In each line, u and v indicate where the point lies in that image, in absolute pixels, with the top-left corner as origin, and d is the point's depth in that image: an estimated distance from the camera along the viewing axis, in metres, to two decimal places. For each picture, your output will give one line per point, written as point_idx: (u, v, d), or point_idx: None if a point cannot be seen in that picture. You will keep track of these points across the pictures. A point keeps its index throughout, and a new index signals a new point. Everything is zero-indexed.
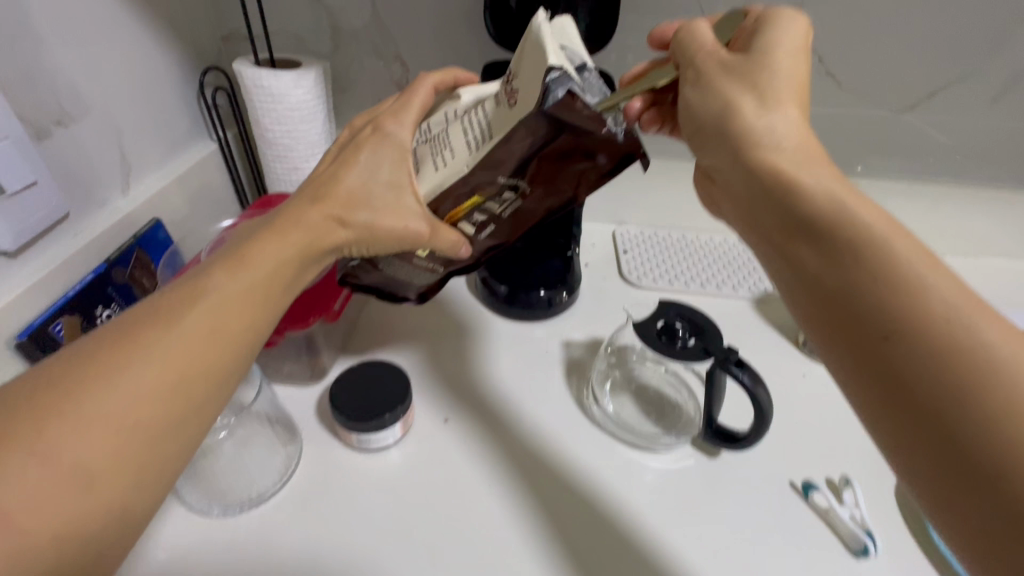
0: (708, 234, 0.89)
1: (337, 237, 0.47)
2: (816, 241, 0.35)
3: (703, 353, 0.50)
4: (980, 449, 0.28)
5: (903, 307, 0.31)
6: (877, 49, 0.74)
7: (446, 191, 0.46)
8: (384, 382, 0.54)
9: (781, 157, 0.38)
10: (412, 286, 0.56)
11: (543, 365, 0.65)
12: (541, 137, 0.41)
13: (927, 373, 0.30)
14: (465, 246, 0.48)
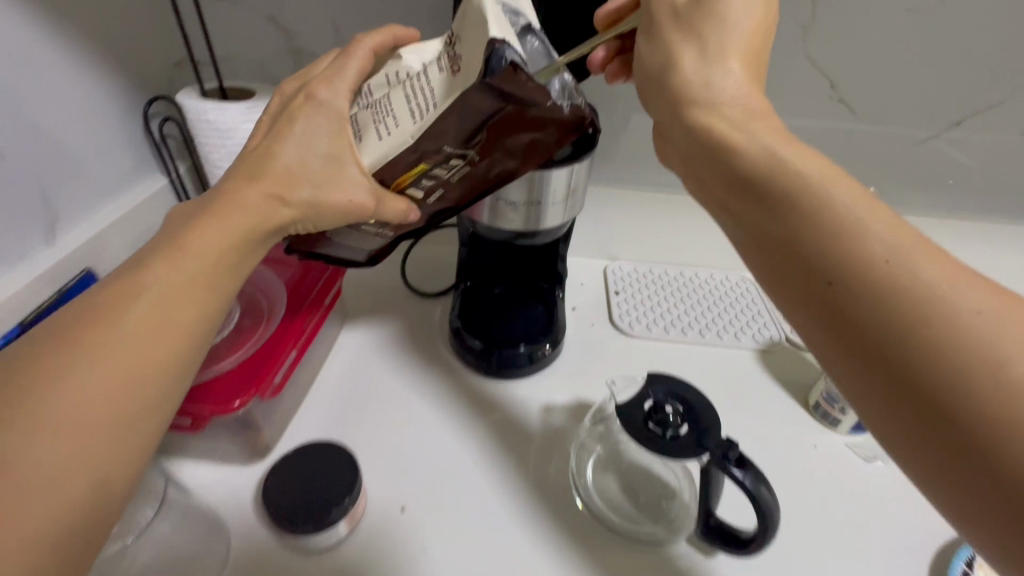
0: (708, 271, 0.81)
1: (285, 216, 0.42)
2: (761, 191, 0.32)
3: (697, 447, 0.43)
4: (955, 407, 0.25)
5: (844, 253, 0.28)
6: (897, 73, 0.66)
7: (387, 159, 0.40)
8: (330, 471, 0.47)
9: (719, 112, 0.37)
10: (360, 250, 0.51)
11: (519, 437, 0.57)
12: (488, 106, 0.35)
13: (882, 326, 0.27)
14: (414, 212, 0.44)
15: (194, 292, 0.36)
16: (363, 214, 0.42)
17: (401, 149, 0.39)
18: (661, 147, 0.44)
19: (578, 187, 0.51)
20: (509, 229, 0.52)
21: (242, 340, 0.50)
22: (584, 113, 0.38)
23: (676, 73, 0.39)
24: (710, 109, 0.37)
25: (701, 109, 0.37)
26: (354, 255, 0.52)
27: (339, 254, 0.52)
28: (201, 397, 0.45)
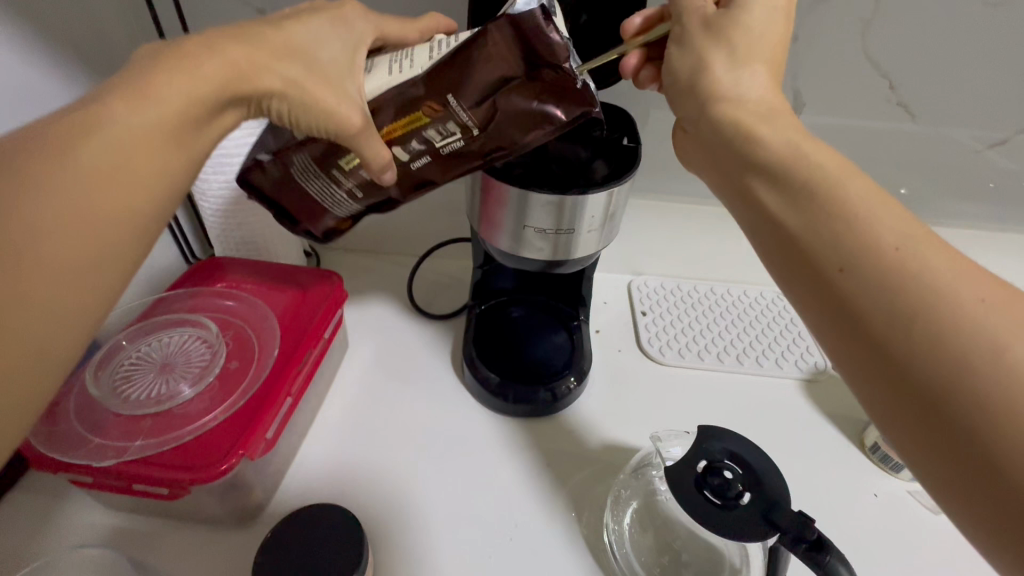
0: (742, 287, 0.74)
1: (265, 83, 0.33)
2: (777, 183, 0.30)
3: (765, 522, 0.36)
4: (955, 403, 0.23)
5: (858, 242, 0.27)
6: (967, 73, 0.59)
7: (382, 99, 0.35)
8: (333, 539, 0.41)
9: (743, 109, 0.33)
10: (319, 215, 0.40)
11: (546, 489, 0.51)
12: (509, 55, 0.34)
13: (885, 317, 0.25)
14: (392, 169, 0.36)
15: (159, 146, 0.29)
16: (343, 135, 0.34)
17: (399, 85, 0.35)
18: (680, 147, 0.38)
19: (617, 210, 0.45)
20: (537, 258, 0.46)
21: (231, 386, 0.44)
22: (593, 102, 0.35)
23: (699, 67, 0.35)
24: (743, 110, 0.33)
25: (724, 107, 0.34)
26: (305, 228, 0.41)
27: (290, 221, 0.41)
28: (183, 461, 0.39)
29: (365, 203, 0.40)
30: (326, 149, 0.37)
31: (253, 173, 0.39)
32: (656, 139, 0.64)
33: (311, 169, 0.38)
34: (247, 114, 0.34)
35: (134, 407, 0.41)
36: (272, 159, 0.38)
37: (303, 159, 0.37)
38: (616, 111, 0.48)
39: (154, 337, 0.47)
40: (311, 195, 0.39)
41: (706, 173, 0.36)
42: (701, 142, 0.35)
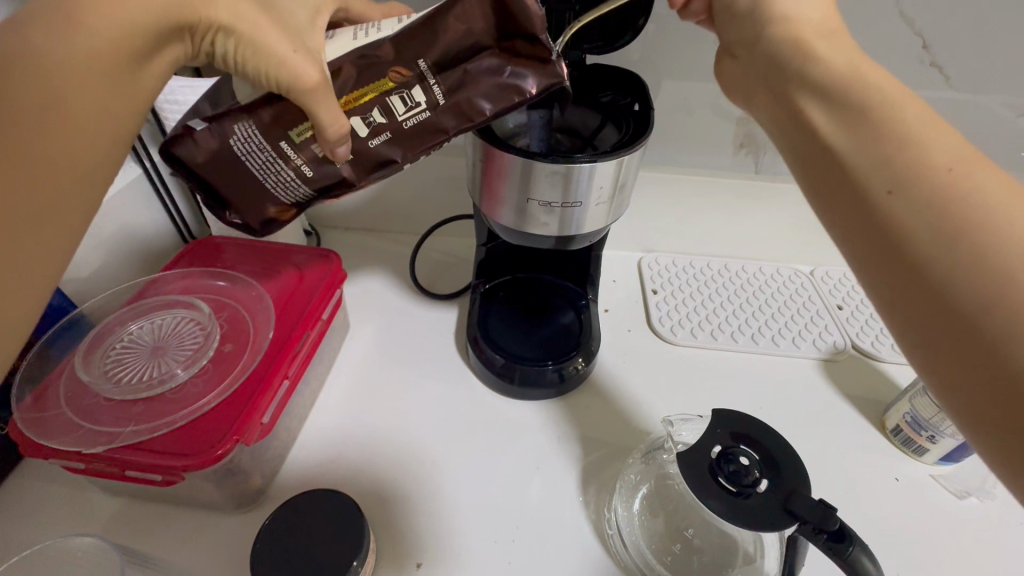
0: (757, 264, 0.72)
1: (212, 16, 0.31)
2: (831, 102, 0.29)
3: (785, 512, 0.34)
4: (957, 304, 0.23)
5: (908, 159, 0.25)
6: (1007, 32, 0.54)
7: (346, 63, 0.34)
8: (331, 521, 0.40)
9: (805, 26, 0.32)
10: (261, 199, 0.38)
11: (551, 471, 0.50)
12: (482, 23, 0.33)
13: (925, 230, 0.24)
14: (346, 144, 0.35)
15: (106, 70, 0.27)
16: (288, 84, 0.32)
17: (367, 47, 0.34)
18: (724, 72, 0.37)
19: (627, 181, 0.42)
20: (544, 235, 0.44)
21: (225, 369, 0.42)
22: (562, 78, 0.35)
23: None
24: (807, 28, 0.32)
25: (785, 23, 0.32)
26: (246, 213, 0.39)
27: (229, 204, 0.38)
28: (176, 447, 0.38)
29: (312, 186, 0.38)
30: (281, 119, 0.35)
31: (181, 146, 0.35)
32: (667, 110, 0.61)
33: (255, 143, 0.35)
34: (187, 53, 0.32)
35: (126, 391, 0.40)
36: (208, 130, 0.35)
37: (249, 129, 0.35)
38: (626, 74, 0.44)
39: (145, 318, 0.46)
40: (254, 173, 0.37)
41: (761, 107, 0.34)
42: (759, 60, 0.33)
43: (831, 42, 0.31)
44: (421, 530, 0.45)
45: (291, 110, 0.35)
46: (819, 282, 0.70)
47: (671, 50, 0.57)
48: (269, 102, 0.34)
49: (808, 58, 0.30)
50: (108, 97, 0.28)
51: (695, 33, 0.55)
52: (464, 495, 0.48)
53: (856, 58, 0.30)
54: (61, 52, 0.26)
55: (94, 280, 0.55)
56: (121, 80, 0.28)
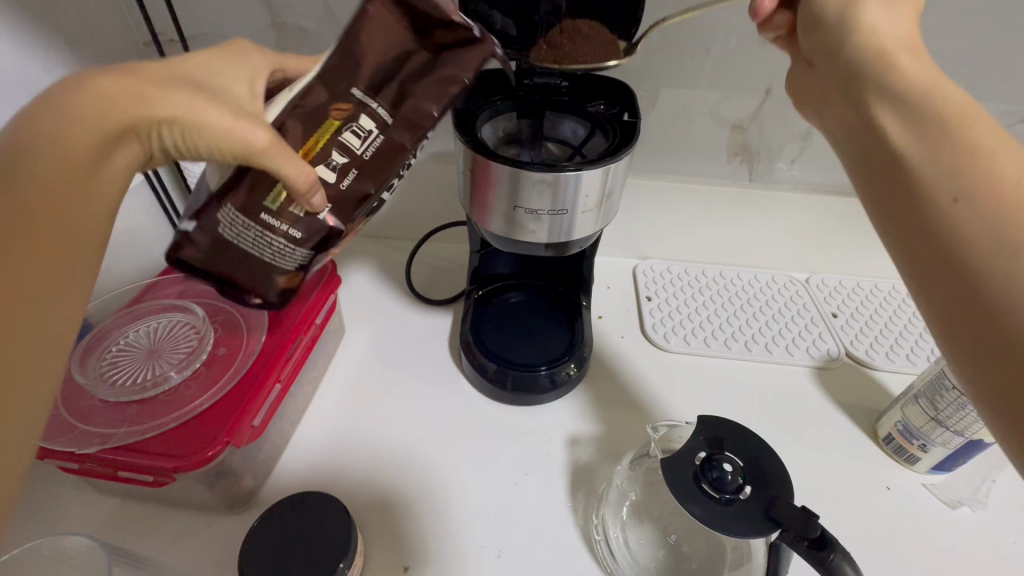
0: (752, 271, 0.72)
1: (154, 113, 0.30)
2: (905, 109, 0.29)
3: (766, 518, 0.34)
4: (999, 302, 0.24)
5: (981, 172, 0.26)
6: None
7: (288, 118, 0.34)
8: (320, 524, 0.41)
9: (886, 34, 0.32)
10: (265, 278, 0.36)
11: (542, 475, 0.50)
12: (397, 33, 0.35)
13: (990, 242, 0.24)
14: (320, 189, 0.34)
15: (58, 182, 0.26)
16: (251, 155, 0.32)
17: (300, 98, 0.34)
18: (801, 80, 0.38)
19: (614, 190, 0.43)
20: (534, 241, 0.44)
21: (218, 372, 0.43)
22: (490, 49, 0.37)
23: (847, 12, 0.33)
24: (885, 39, 0.32)
25: (863, 38, 0.32)
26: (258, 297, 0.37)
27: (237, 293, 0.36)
28: (169, 448, 0.38)
29: (310, 245, 0.36)
30: (252, 192, 0.34)
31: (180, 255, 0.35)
32: (663, 117, 0.62)
33: (239, 222, 0.35)
34: (141, 150, 0.31)
35: (121, 393, 0.41)
36: (198, 227, 0.35)
37: (232, 213, 0.35)
38: (617, 83, 0.45)
39: (141, 325, 0.47)
40: (251, 255, 0.35)
41: (830, 111, 0.34)
42: (834, 73, 0.34)
43: (916, 56, 0.31)
44: (411, 533, 0.46)
45: (257, 177, 0.34)
46: (814, 290, 0.70)
47: (664, 61, 0.58)
48: (238, 180, 0.34)
49: (890, 67, 0.31)
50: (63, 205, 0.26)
51: (687, 44, 0.56)
52: (457, 498, 0.48)
53: (937, 70, 0.30)
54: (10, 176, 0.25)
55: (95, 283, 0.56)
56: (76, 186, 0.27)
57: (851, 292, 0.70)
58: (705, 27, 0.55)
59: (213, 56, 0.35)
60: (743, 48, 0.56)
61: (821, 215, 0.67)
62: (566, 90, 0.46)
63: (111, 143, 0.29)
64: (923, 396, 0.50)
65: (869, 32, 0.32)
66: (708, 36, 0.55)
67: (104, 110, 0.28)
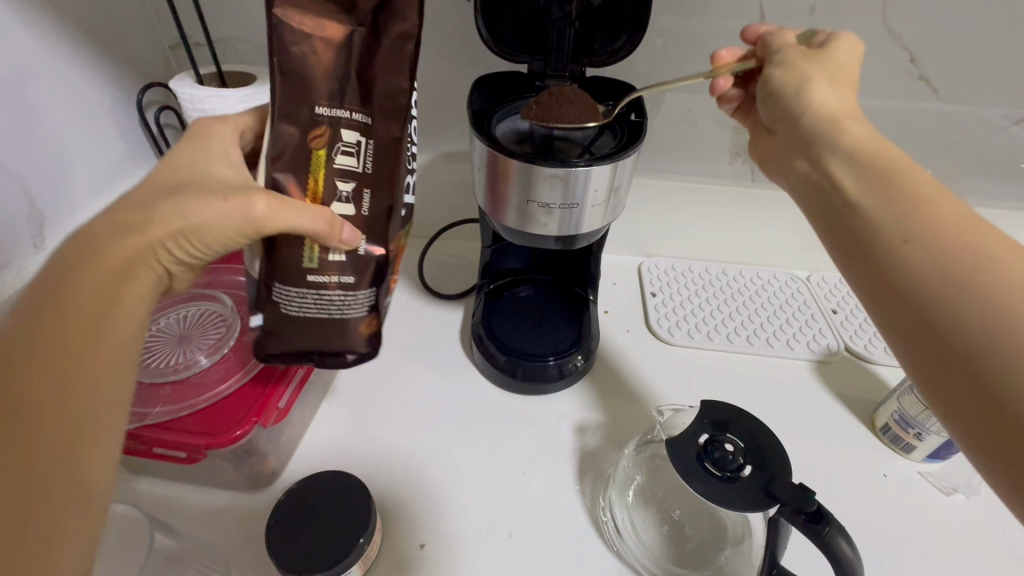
0: (754, 269, 0.74)
1: (160, 223, 0.32)
2: (856, 165, 0.33)
3: (766, 495, 0.36)
4: (959, 331, 0.27)
5: (922, 218, 0.29)
6: (997, 45, 0.56)
7: (280, 171, 0.34)
8: (341, 500, 0.43)
9: (832, 102, 0.36)
10: (343, 330, 0.37)
11: (551, 461, 0.52)
12: (323, 32, 0.32)
13: (939, 279, 0.28)
14: (342, 225, 0.34)
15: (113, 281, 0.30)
16: (256, 227, 0.33)
17: (277, 148, 0.34)
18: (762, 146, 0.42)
19: (622, 186, 0.45)
20: (545, 234, 0.46)
21: (244, 357, 0.45)
22: None
23: (802, 83, 0.37)
24: (831, 110, 0.36)
25: (813, 111, 0.36)
26: (342, 351, 0.37)
27: (319, 358, 0.38)
28: (201, 427, 0.41)
29: (371, 284, 0.37)
30: (286, 262, 0.35)
31: (266, 348, 0.37)
32: (668, 119, 0.64)
33: (293, 293, 0.35)
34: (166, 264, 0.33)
35: (154, 374, 0.43)
36: (266, 317, 0.36)
37: (286, 289, 0.35)
38: (625, 86, 0.49)
39: (171, 312, 0.49)
40: (320, 316, 0.36)
41: (788, 174, 0.38)
42: (792, 139, 0.37)
43: (859, 124, 0.35)
44: (425, 514, 0.48)
45: (279, 248, 0.35)
46: (815, 287, 0.72)
47: (668, 65, 0.60)
48: (270, 257, 0.35)
49: (840, 133, 0.34)
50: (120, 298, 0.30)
51: (689, 48, 0.59)
52: (469, 482, 0.50)
53: (878, 137, 0.34)
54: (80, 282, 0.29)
55: None
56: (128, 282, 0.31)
57: None
58: (707, 33, 0.58)
59: (193, 149, 0.36)
60: None
61: None
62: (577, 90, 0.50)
63: (127, 270, 0.31)
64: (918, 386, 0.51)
65: (819, 102, 0.36)
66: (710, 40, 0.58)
67: (113, 248, 0.31)
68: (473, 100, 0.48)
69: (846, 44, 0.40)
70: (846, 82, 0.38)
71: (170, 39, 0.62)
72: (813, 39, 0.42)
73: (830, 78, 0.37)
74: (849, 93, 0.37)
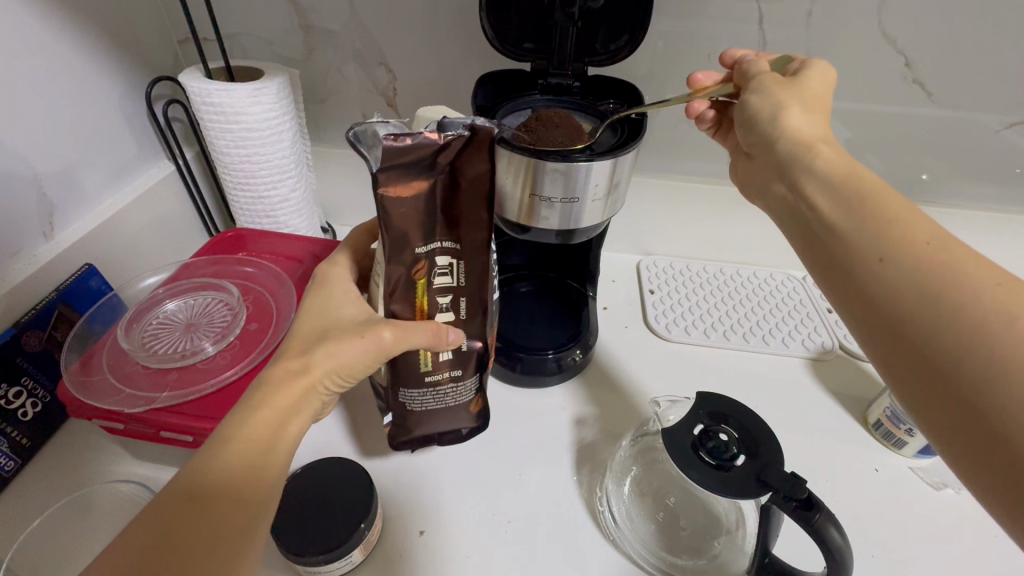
0: (750, 268, 0.75)
1: (316, 369, 0.35)
2: (832, 190, 0.34)
3: (758, 483, 0.37)
4: (937, 348, 0.27)
5: (896, 235, 0.31)
6: (990, 50, 0.57)
7: (391, 304, 0.38)
8: (344, 486, 0.44)
9: (804, 126, 0.38)
10: (457, 411, 0.43)
11: (550, 453, 0.53)
12: (413, 191, 0.34)
13: (912, 291, 0.29)
14: (447, 331, 0.38)
15: (280, 419, 0.33)
16: (388, 351, 0.36)
17: (385, 289, 0.37)
18: (744, 169, 0.44)
19: (620, 182, 0.46)
20: (546, 228, 0.47)
21: (250, 345, 0.46)
22: (485, 130, 0.34)
23: (778, 111, 0.39)
24: (804, 134, 0.38)
25: (788, 135, 0.38)
26: (456, 430, 0.45)
27: (441, 434, 0.45)
28: (206, 412, 0.41)
29: (477, 370, 0.42)
30: (407, 372, 0.40)
31: (399, 440, 0.44)
32: (667, 119, 0.65)
33: (415, 396, 0.41)
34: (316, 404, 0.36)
35: (161, 360, 0.44)
36: (396, 417, 0.42)
37: (411, 391, 0.41)
38: (625, 85, 0.50)
39: (179, 300, 0.50)
40: (439, 406, 0.42)
41: (769, 193, 0.40)
42: (771, 162, 0.39)
43: (832, 145, 0.37)
44: (424, 501, 0.48)
45: (401, 362, 0.39)
46: (810, 287, 0.73)
47: (667, 67, 0.61)
48: (392, 374, 0.40)
49: (814, 156, 0.36)
50: (286, 433, 0.34)
51: (688, 51, 0.60)
52: (469, 471, 0.51)
53: (850, 160, 0.36)
54: (259, 420, 0.33)
55: (130, 264, 0.59)
56: (290, 417, 0.34)
57: None
58: (707, 35, 0.59)
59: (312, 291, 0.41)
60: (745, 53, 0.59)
61: None
62: (578, 89, 0.51)
63: (290, 414, 0.34)
64: None
65: (789, 128, 0.38)
66: (710, 41, 0.59)
67: (286, 389, 0.34)
68: (477, 97, 0.49)
69: (817, 69, 0.42)
70: (819, 106, 0.40)
71: (179, 34, 0.63)
72: (788, 69, 0.44)
73: (805, 105, 0.39)
74: (822, 117, 0.39)
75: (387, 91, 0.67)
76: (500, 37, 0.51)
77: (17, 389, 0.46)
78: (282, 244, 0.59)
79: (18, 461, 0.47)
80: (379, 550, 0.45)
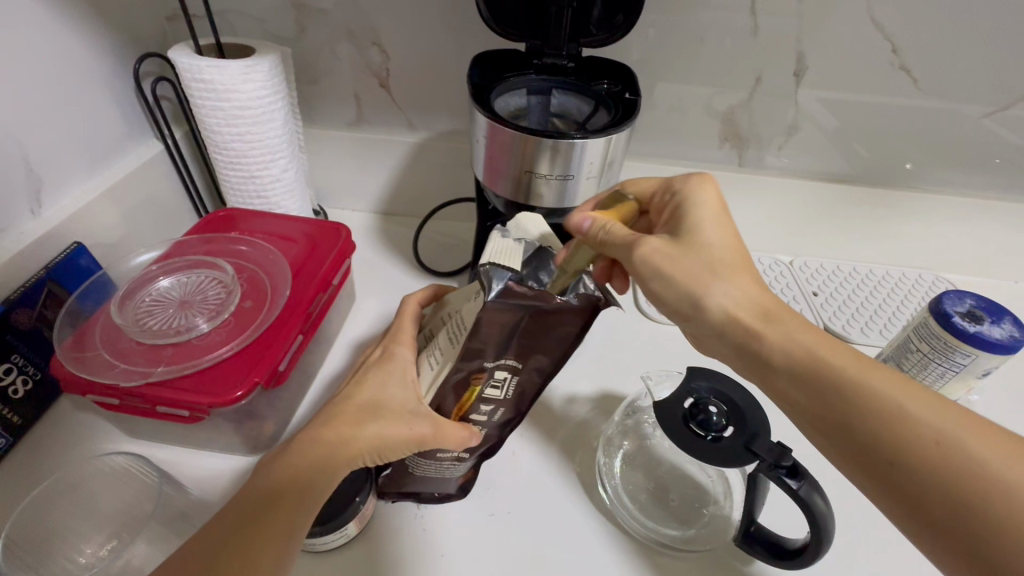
0: None
1: (358, 435, 0.37)
2: (780, 358, 0.33)
3: (743, 451, 0.38)
4: (993, 532, 0.26)
5: (850, 392, 0.31)
6: (973, 37, 0.59)
7: (443, 400, 0.38)
8: None
9: (720, 296, 0.35)
10: (447, 479, 0.45)
11: (544, 429, 0.54)
12: (517, 317, 0.33)
13: (894, 446, 0.29)
14: (471, 437, 0.39)
15: (338, 453, 0.36)
16: (426, 445, 0.37)
17: (443, 381, 0.37)
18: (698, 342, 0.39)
19: (614, 161, 0.47)
20: (540, 207, 0.48)
21: (244, 322, 0.46)
22: (599, 299, 0.34)
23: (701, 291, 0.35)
24: (736, 310, 0.35)
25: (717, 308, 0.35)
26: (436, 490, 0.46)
27: (418, 494, 0.46)
28: (201, 386, 0.41)
29: (479, 457, 0.44)
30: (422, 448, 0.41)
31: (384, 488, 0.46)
32: (660, 104, 0.66)
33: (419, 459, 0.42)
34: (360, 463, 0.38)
35: (154, 336, 0.44)
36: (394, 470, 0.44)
37: (419, 458, 0.42)
38: (618, 67, 0.51)
39: (170, 282, 0.50)
40: (437, 473, 0.44)
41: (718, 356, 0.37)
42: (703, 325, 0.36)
43: (752, 300, 0.35)
44: None
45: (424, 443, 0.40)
46: (797, 272, 0.74)
47: (660, 50, 0.62)
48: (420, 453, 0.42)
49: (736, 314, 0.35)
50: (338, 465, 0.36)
51: (681, 34, 0.61)
52: None
53: (771, 314, 0.34)
54: (327, 439, 0.36)
55: (121, 243, 0.59)
56: (339, 459, 0.36)
57: (832, 274, 0.74)
58: (699, 20, 0.60)
59: (375, 365, 0.41)
60: (734, 38, 0.60)
61: (804, 201, 0.72)
62: (573, 70, 0.51)
63: (341, 454, 0.36)
64: (891, 360, 0.54)
65: (730, 319, 0.35)
66: (702, 26, 0.60)
67: (342, 433, 0.37)
68: (473, 76, 0.49)
69: (691, 199, 0.39)
70: (736, 261, 0.36)
71: (168, 9, 0.62)
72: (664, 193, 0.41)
73: (721, 269, 0.36)
74: (750, 270, 0.37)
75: (380, 72, 0.66)
76: (495, 16, 0.51)
77: (9, 364, 0.46)
78: (275, 225, 0.58)
79: (11, 437, 0.47)
80: (376, 523, 0.46)
